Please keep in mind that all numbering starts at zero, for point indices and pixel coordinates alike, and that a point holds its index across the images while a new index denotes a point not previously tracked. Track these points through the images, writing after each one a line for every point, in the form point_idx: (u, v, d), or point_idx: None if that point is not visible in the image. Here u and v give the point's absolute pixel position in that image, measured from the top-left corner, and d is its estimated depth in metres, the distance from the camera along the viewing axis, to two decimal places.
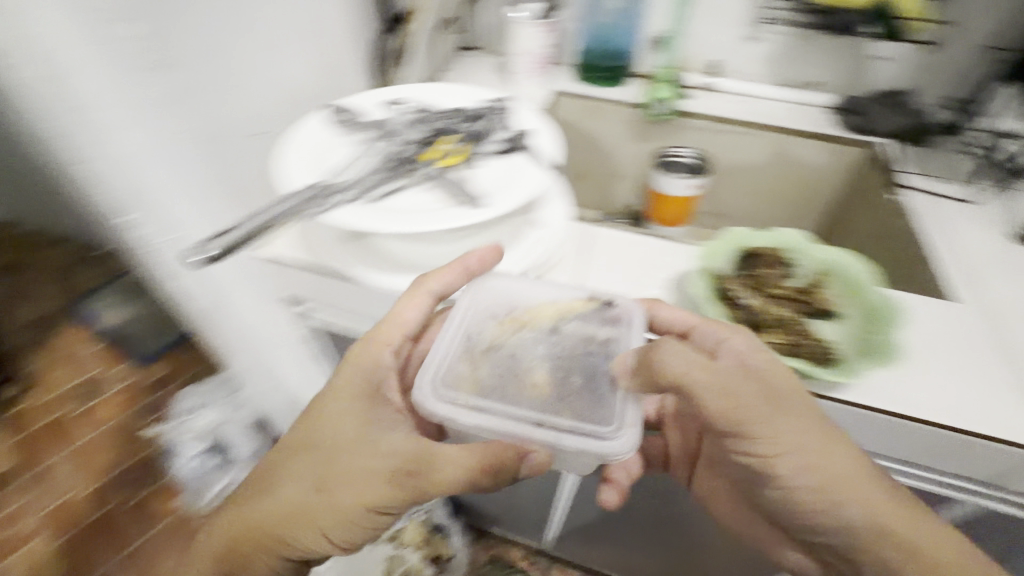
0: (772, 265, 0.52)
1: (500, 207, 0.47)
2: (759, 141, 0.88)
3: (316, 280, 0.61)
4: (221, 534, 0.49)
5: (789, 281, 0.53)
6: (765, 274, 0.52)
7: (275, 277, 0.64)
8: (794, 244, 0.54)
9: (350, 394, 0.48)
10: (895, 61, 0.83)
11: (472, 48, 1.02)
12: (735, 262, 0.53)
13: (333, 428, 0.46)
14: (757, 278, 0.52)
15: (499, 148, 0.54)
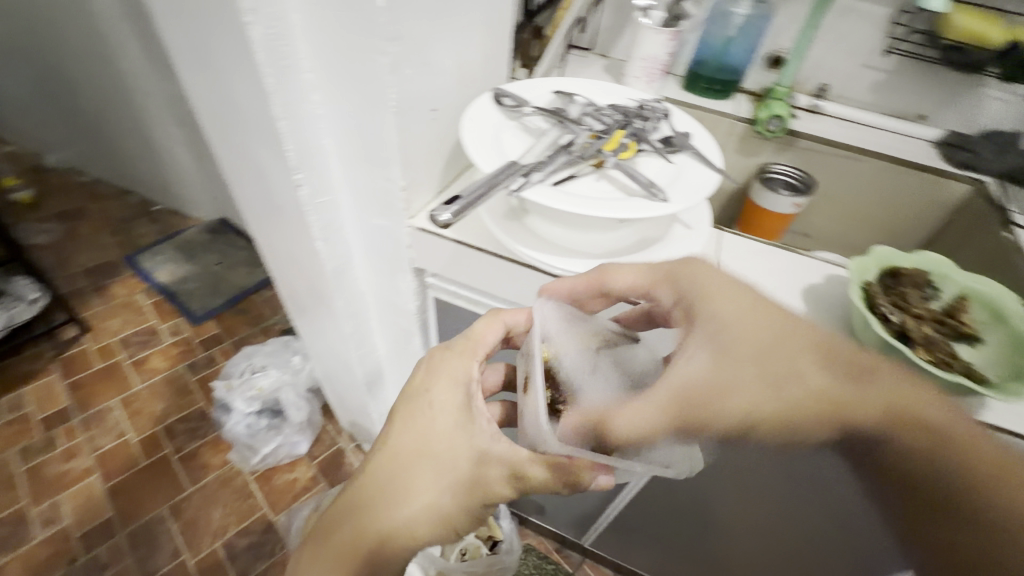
0: (915, 285, 0.55)
1: (677, 202, 0.49)
2: (864, 167, 0.89)
3: (458, 255, 0.63)
4: (343, 531, 0.50)
5: (931, 303, 0.55)
6: (909, 293, 0.54)
7: (413, 247, 0.66)
8: (938, 268, 0.56)
9: (436, 404, 0.52)
10: (1008, 103, 0.85)
11: (580, 49, 1.05)
12: (878, 278, 0.55)
13: (423, 434, 0.51)
14: (902, 297, 0.54)
15: (664, 146, 0.56)
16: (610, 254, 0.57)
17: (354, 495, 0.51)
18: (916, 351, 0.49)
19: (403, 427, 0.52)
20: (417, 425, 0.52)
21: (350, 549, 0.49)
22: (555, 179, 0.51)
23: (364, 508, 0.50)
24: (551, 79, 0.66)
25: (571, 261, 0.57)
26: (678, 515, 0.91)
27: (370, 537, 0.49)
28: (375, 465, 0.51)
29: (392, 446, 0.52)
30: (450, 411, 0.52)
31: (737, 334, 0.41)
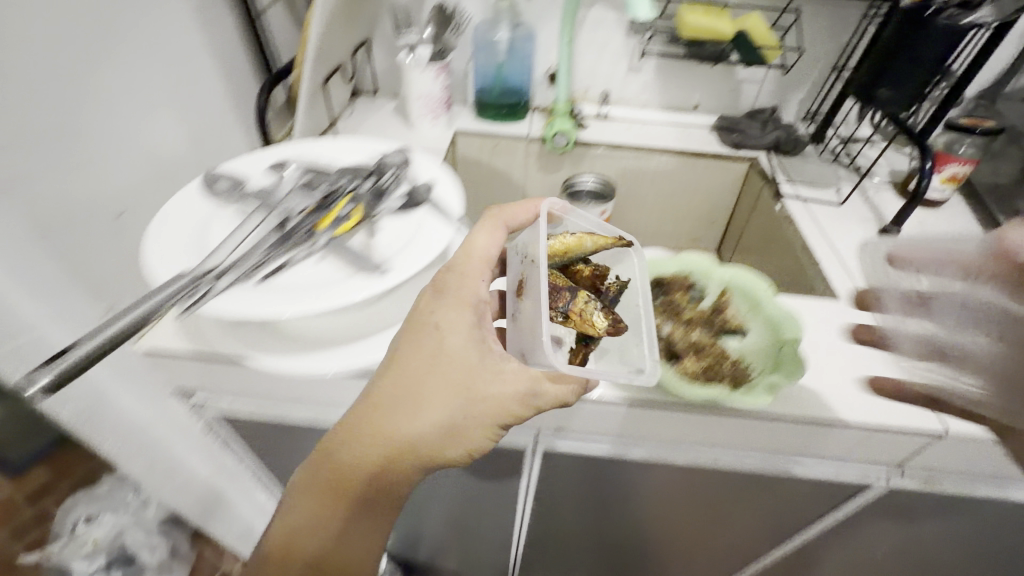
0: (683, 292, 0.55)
1: (404, 270, 0.45)
2: (656, 163, 0.94)
3: (210, 369, 0.54)
4: (355, 444, 0.42)
5: (700, 303, 0.55)
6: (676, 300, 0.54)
7: (160, 369, 0.56)
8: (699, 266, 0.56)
9: (462, 324, 0.45)
10: (758, 83, 0.92)
11: (367, 92, 0.98)
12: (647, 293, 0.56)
13: (465, 375, 0.43)
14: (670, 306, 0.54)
15: (399, 204, 0.52)
16: (371, 331, 0.52)
17: (365, 413, 0.42)
18: (682, 365, 0.49)
19: (432, 330, 0.44)
20: (438, 333, 0.44)
21: (372, 456, 0.41)
22: (260, 274, 0.43)
23: (383, 404, 0.42)
24: (278, 149, 0.59)
25: (320, 355, 0.50)
26: (570, 551, 0.87)
27: (387, 460, 0.41)
28: (397, 384, 0.43)
29: (440, 343, 0.44)
30: (476, 343, 0.44)
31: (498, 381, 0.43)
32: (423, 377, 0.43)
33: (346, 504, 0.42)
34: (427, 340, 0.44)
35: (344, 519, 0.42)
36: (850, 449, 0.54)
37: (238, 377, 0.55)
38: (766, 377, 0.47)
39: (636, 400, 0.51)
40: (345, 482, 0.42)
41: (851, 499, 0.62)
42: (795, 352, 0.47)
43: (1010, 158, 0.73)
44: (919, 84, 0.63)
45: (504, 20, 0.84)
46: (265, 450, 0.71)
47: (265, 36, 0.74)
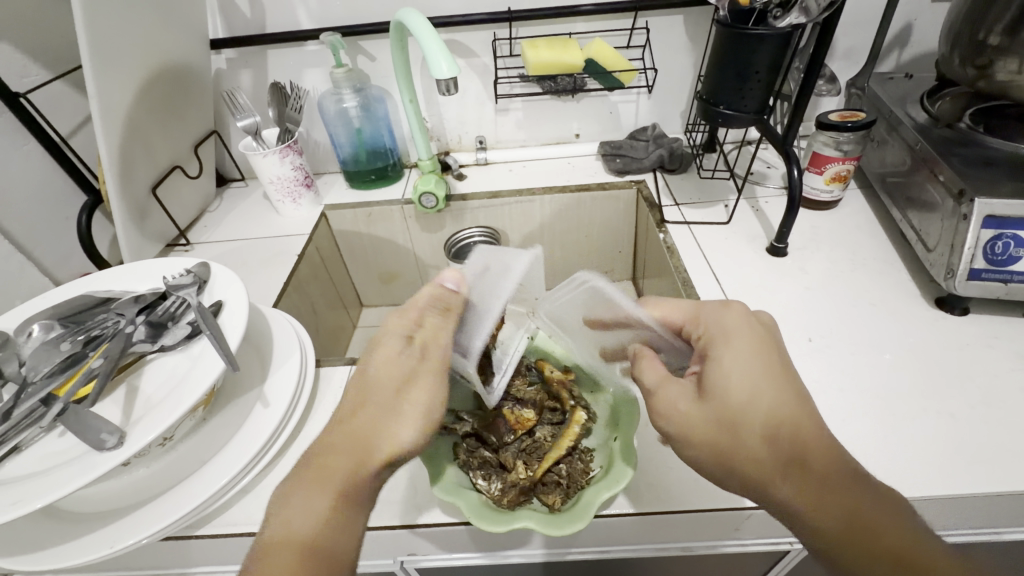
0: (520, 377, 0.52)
1: (157, 424, 0.38)
2: (541, 205, 0.87)
3: None
4: (336, 451, 0.37)
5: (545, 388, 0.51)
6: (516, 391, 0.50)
7: None
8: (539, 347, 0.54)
9: (404, 360, 0.40)
10: (635, 102, 0.87)
11: (236, 179, 0.94)
12: None
13: (372, 405, 0.38)
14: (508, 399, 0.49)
15: (181, 335, 0.46)
16: (155, 492, 0.44)
17: (320, 456, 0.37)
18: (508, 476, 0.42)
19: (377, 362, 0.40)
20: (394, 369, 0.39)
21: (336, 468, 0.36)
22: None
23: (349, 421, 0.38)
24: (59, 289, 0.53)
25: (84, 540, 0.41)
26: None
27: (350, 470, 0.36)
28: (358, 409, 0.39)
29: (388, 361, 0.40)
30: (409, 355, 0.40)
31: (376, 394, 0.39)
32: (379, 407, 0.38)
33: (326, 506, 0.35)
34: (381, 375, 0.39)
35: (299, 568, 0.33)
36: (736, 529, 0.46)
37: None
38: (598, 478, 0.41)
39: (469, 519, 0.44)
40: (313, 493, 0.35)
41: (772, 568, 0.54)
42: (629, 442, 0.42)
43: (892, 147, 0.67)
44: (757, 96, 0.58)
45: (345, 88, 0.78)
46: None
47: (80, 155, 0.70)
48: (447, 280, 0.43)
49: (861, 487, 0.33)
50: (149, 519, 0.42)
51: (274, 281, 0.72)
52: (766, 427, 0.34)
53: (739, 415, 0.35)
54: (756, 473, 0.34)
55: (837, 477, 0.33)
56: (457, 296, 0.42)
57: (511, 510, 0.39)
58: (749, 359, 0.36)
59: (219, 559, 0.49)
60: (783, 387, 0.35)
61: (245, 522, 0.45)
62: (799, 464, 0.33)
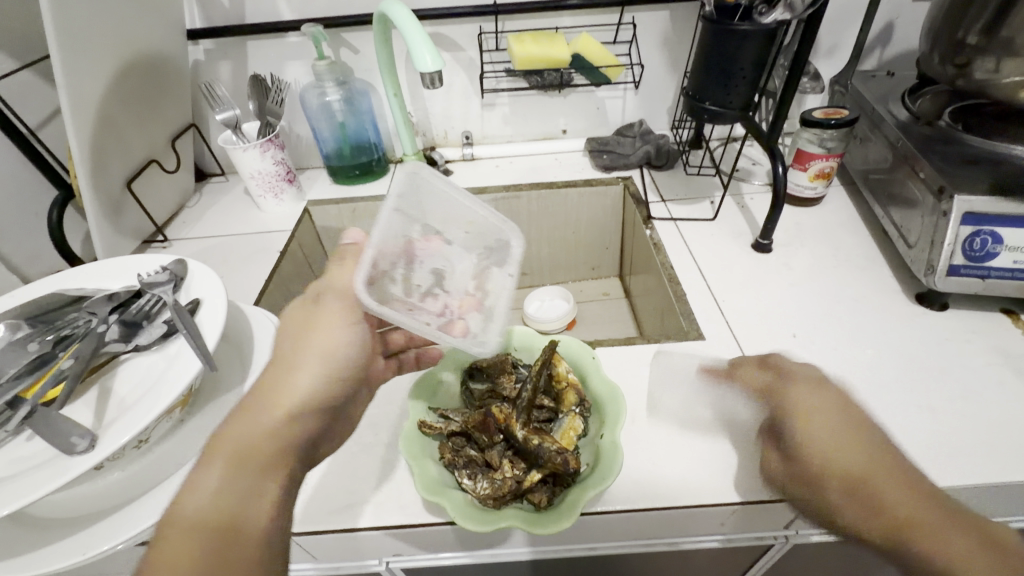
0: (504, 372, 0.50)
1: (131, 426, 0.37)
2: (527, 201, 0.87)
3: None
4: (243, 419, 0.37)
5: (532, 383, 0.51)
6: (503, 386, 0.50)
7: None
8: (526, 342, 0.53)
9: (303, 309, 0.42)
10: (621, 98, 0.86)
11: (216, 174, 0.92)
12: (466, 381, 0.51)
13: (268, 370, 0.40)
14: (495, 396, 0.49)
15: (156, 335, 0.45)
16: (131, 496, 0.43)
17: (231, 429, 0.37)
18: (494, 475, 0.42)
19: (286, 326, 0.42)
20: (296, 322, 0.42)
21: (241, 433, 0.36)
22: None
23: (257, 392, 0.39)
24: (28, 288, 0.51)
25: (53, 547, 0.39)
26: None
27: (260, 434, 0.36)
28: (266, 376, 0.40)
29: (293, 317, 0.42)
30: (308, 308, 0.42)
31: (282, 356, 0.40)
32: (288, 362, 0.40)
33: (221, 474, 0.34)
34: (273, 340, 0.41)
35: (207, 536, 0.32)
36: (722, 524, 0.46)
37: None
38: (583, 477, 0.41)
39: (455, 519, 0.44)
40: (213, 463, 0.35)
41: (757, 562, 0.54)
42: (614, 439, 0.42)
43: (874, 144, 0.68)
44: (742, 92, 0.58)
45: (327, 81, 0.77)
46: None
47: (50, 148, 0.67)
48: (350, 237, 0.44)
49: (908, 488, 0.36)
50: (125, 524, 0.40)
51: (256, 278, 0.71)
52: (857, 499, 0.37)
53: (819, 473, 0.38)
54: (855, 531, 0.37)
55: (868, 479, 0.37)
56: (357, 248, 0.43)
57: (496, 509, 0.39)
58: (820, 429, 0.39)
59: None
60: (858, 449, 0.38)
61: None
62: (895, 528, 0.35)
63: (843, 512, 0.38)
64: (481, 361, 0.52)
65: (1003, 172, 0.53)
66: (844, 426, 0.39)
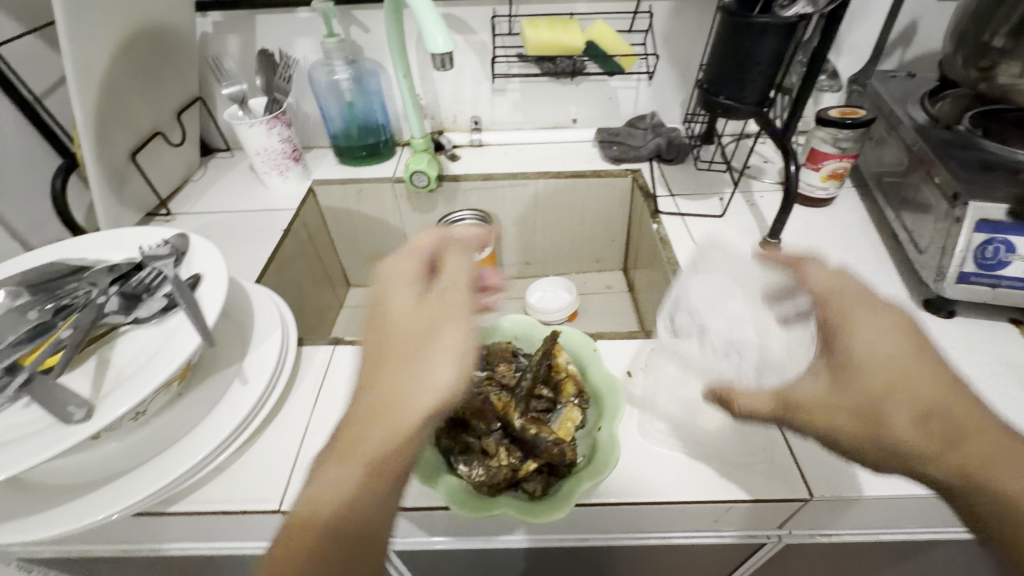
0: (504, 361, 0.51)
1: (129, 398, 0.37)
2: (534, 190, 0.86)
3: None
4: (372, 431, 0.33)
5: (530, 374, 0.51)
6: (502, 375, 0.50)
7: None
8: (522, 333, 0.55)
9: (402, 293, 0.38)
10: (634, 89, 0.85)
11: (222, 149, 0.91)
12: None
13: (393, 364, 0.35)
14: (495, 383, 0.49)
15: (156, 308, 0.44)
16: (127, 467, 0.43)
17: (369, 398, 0.34)
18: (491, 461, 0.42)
19: (399, 305, 0.37)
20: (401, 305, 0.37)
21: (362, 436, 0.33)
22: None
23: (358, 401, 0.34)
24: (29, 255, 0.51)
25: (49, 515, 0.40)
26: None
27: (382, 442, 0.33)
28: (379, 367, 0.35)
29: (401, 313, 0.37)
30: (422, 298, 0.38)
31: (392, 348, 0.36)
32: (394, 360, 0.35)
33: (349, 475, 0.32)
34: (407, 340, 0.35)
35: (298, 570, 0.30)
36: (716, 520, 0.46)
37: None
38: (578, 468, 0.41)
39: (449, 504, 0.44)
40: (347, 467, 0.32)
41: (749, 560, 0.54)
42: (611, 432, 0.42)
43: (890, 147, 0.66)
44: (758, 87, 0.57)
45: (336, 59, 0.76)
46: None
47: (54, 116, 0.67)
48: (457, 232, 0.43)
49: (926, 380, 0.39)
50: (119, 495, 0.40)
51: (259, 256, 0.70)
52: (870, 415, 0.39)
53: (865, 368, 0.40)
54: (858, 428, 0.39)
55: (911, 383, 0.39)
56: (465, 233, 0.43)
57: (490, 496, 0.39)
58: (872, 325, 0.41)
59: (195, 535, 0.48)
60: (903, 347, 0.40)
61: (219, 500, 0.44)
62: (877, 419, 0.39)
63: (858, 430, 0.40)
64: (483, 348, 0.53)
65: (1021, 180, 0.52)
66: (893, 338, 0.40)
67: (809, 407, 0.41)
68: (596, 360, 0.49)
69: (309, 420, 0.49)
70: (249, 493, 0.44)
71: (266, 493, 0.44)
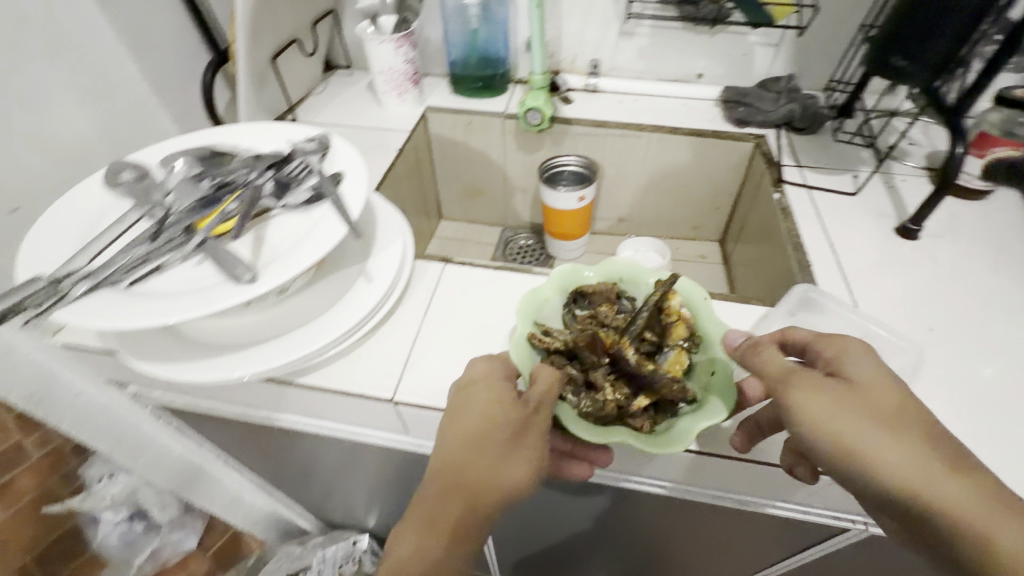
0: (607, 300, 0.49)
1: (285, 272, 0.41)
2: (645, 144, 0.83)
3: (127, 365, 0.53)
4: (443, 500, 0.39)
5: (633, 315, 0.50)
6: (603, 314, 0.48)
7: (85, 362, 0.56)
8: (631, 275, 0.52)
9: (525, 446, 0.40)
10: (775, 46, 0.78)
11: (342, 66, 0.93)
12: (568, 305, 0.51)
13: (480, 457, 0.39)
14: (595, 321, 0.48)
15: (303, 198, 0.47)
16: (267, 336, 0.48)
17: (450, 450, 0.40)
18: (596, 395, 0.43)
19: (492, 449, 0.40)
20: (483, 413, 0.40)
21: (440, 515, 0.39)
22: (127, 278, 0.40)
23: (438, 478, 0.40)
24: (192, 137, 0.55)
25: (205, 363, 0.45)
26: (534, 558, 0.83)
27: (448, 522, 0.39)
28: (460, 460, 0.39)
29: (475, 417, 0.40)
30: (513, 407, 0.40)
31: (465, 449, 0.40)
32: (470, 464, 0.39)
33: (422, 542, 0.39)
34: (491, 451, 0.39)
35: None
36: (804, 492, 0.48)
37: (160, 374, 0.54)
38: (690, 410, 0.42)
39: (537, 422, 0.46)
40: (422, 536, 0.39)
41: (822, 544, 0.54)
42: (727, 383, 0.42)
43: None
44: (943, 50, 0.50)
45: None
46: (214, 435, 0.71)
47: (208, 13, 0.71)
48: (540, 373, 0.41)
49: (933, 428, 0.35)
50: (261, 358, 0.45)
51: (374, 172, 0.73)
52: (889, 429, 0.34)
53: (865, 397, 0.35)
54: (866, 455, 0.34)
55: (891, 411, 0.35)
56: (552, 374, 0.41)
57: (602, 426, 0.41)
58: (863, 366, 0.37)
59: (308, 410, 0.54)
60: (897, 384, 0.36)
61: (337, 382, 0.48)
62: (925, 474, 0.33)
63: (859, 451, 0.34)
64: (587, 287, 0.50)
65: None
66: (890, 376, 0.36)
67: (811, 418, 0.35)
68: (709, 310, 0.47)
69: (418, 327, 0.52)
70: (364, 381, 0.48)
71: (379, 383, 0.48)
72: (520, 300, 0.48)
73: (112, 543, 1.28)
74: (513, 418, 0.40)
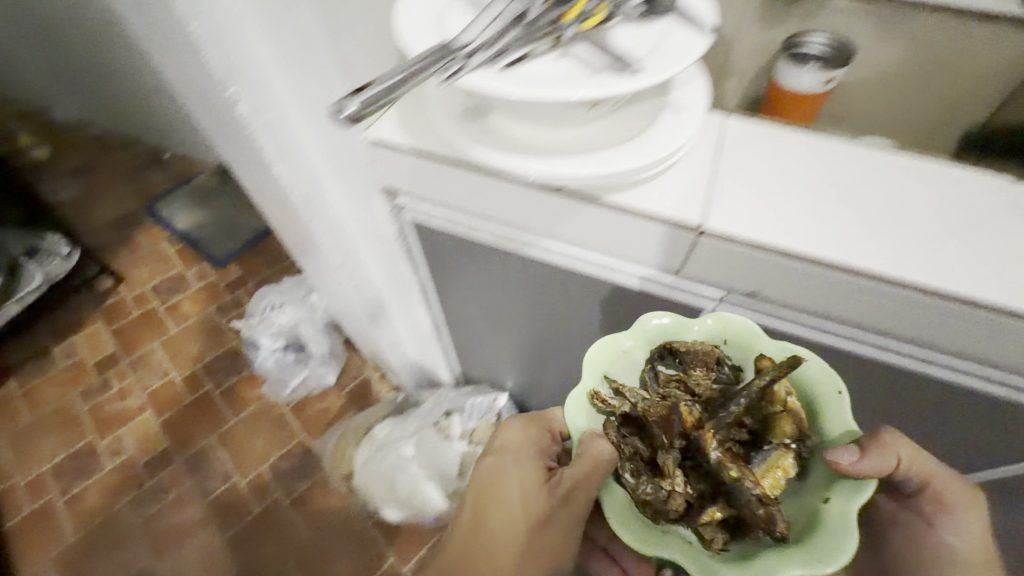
0: (700, 364, 0.53)
1: (655, 72, 0.41)
2: (915, 28, 0.78)
3: (423, 168, 0.58)
4: (486, 529, 0.66)
5: (730, 384, 0.54)
6: (693, 378, 0.53)
7: (371, 165, 0.62)
8: (740, 339, 0.55)
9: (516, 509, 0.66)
10: None
11: None
12: (656, 358, 0.56)
13: (498, 524, 0.66)
14: (681, 385, 0.54)
15: (644, 9, 0.47)
16: (581, 150, 0.50)
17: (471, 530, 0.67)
18: (661, 481, 0.50)
19: (499, 532, 0.66)
20: (502, 514, 0.67)
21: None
22: (504, 61, 0.43)
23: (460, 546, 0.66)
24: None
25: (532, 164, 0.49)
26: None
27: None
28: (464, 539, 0.67)
29: (492, 482, 0.71)
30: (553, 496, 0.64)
31: (488, 537, 0.65)
32: (485, 551, 0.64)
33: None
34: (498, 540, 0.65)
35: None
36: None
37: (445, 184, 0.59)
38: (774, 548, 0.46)
39: (816, 242, 0.49)
40: None
41: None
42: (843, 517, 0.45)
43: None
44: None
45: None
46: (436, 264, 0.78)
47: None
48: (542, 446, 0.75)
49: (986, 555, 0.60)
50: (586, 166, 0.48)
51: None
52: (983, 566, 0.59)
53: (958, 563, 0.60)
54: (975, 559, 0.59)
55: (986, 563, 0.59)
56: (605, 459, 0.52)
57: (658, 529, 0.49)
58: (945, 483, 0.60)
59: (580, 235, 0.58)
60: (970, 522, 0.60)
61: (638, 204, 0.51)
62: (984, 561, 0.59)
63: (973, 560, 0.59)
64: (678, 345, 0.55)
65: None
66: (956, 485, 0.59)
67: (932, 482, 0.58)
68: (836, 406, 0.50)
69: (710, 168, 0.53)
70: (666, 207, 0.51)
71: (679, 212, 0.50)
72: (592, 352, 0.56)
73: (278, 364, 1.53)
74: (530, 514, 0.65)
